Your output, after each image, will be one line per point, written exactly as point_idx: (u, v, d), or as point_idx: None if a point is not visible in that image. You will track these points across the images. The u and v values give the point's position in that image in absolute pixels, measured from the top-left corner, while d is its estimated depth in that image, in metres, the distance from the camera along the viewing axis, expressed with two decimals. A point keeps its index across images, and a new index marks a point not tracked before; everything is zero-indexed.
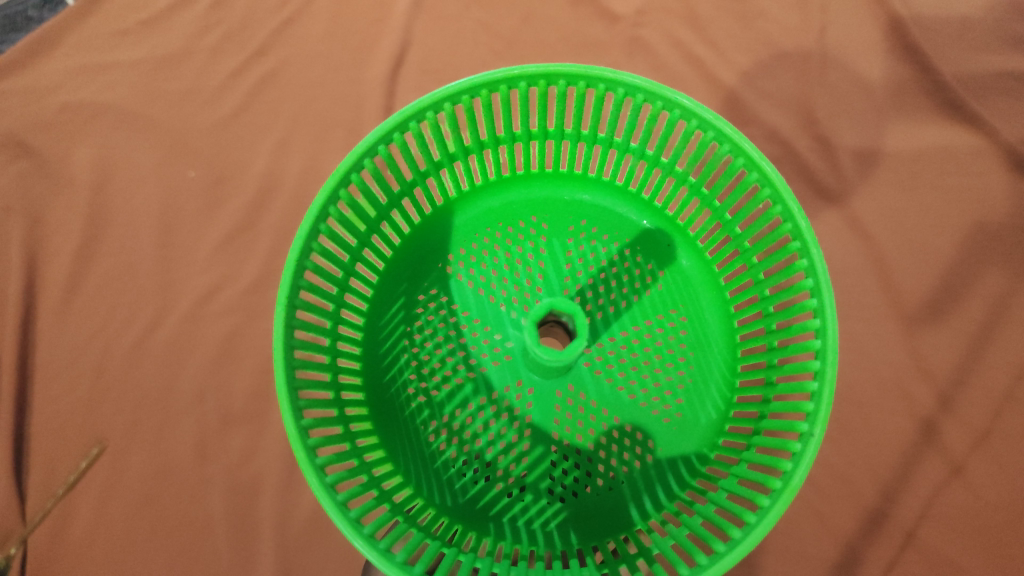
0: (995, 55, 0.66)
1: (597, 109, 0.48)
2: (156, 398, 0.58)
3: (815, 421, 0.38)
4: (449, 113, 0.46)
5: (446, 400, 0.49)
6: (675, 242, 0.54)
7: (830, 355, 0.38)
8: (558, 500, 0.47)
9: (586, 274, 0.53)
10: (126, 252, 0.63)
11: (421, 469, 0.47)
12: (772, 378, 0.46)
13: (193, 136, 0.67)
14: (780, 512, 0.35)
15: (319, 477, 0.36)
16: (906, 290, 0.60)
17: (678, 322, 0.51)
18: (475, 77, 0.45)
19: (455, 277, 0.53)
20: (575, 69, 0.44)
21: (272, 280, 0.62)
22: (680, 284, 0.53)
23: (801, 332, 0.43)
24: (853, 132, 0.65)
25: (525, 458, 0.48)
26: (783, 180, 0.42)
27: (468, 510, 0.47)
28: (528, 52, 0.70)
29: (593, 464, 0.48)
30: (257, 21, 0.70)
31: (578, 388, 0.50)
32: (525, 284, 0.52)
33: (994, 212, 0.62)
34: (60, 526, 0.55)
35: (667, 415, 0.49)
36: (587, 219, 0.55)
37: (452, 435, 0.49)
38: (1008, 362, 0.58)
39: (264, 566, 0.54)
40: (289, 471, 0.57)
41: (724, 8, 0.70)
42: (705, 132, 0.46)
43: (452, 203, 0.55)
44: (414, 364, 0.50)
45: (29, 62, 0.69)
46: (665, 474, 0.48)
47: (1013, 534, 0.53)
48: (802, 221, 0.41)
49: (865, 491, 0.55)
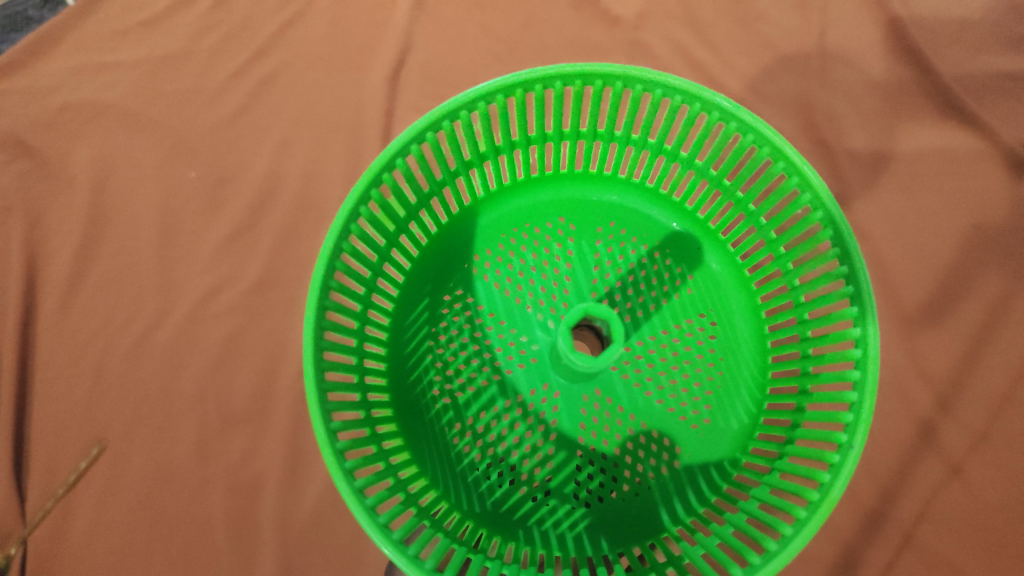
0: (994, 56, 0.66)
1: (633, 110, 0.48)
2: (156, 399, 0.58)
3: (855, 432, 0.38)
4: (482, 111, 0.47)
5: (472, 401, 0.49)
6: (705, 246, 0.54)
7: (871, 365, 0.39)
8: (583, 506, 0.47)
9: (614, 276, 0.53)
10: (127, 252, 0.63)
11: (446, 471, 0.48)
12: (806, 387, 0.47)
13: (194, 136, 0.67)
14: (818, 525, 0.36)
15: (348, 483, 0.36)
16: (905, 292, 0.60)
17: (708, 326, 0.52)
18: (509, 75, 0.45)
19: (480, 278, 0.53)
20: (613, 70, 0.44)
21: (272, 280, 0.62)
22: (710, 288, 0.53)
23: (838, 341, 0.43)
24: (854, 133, 0.65)
25: (551, 462, 0.48)
26: (825, 185, 0.42)
27: (494, 515, 0.47)
28: (531, 53, 0.70)
29: (619, 469, 0.48)
30: (257, 21, 0.70)
31: (606, 392, 0.50)
32: (552, 285, 0.53)
33: (993, 214, 0.62)
34: (59, 526, 0.55)
35: (695, 421, 0.49)
36: (615, 221, 0.55)
37: (477, 438, 0.49)
38: (1007, 363, 0.58)
39: (265, 567, 0.54)
40: (291, 469, 0.57)
41: (726, 10, 0.70)
42: (745, 135, 0.46)
43: (478, 204, 0.55)
44: (439, 365, 0.50)
45: (31, 62, 0.69)
46: (696, 477, 0.48)
47: (1011, 536, 0.53)
48: (843, 226, 0.41)
49: (865, 492, 0.55)
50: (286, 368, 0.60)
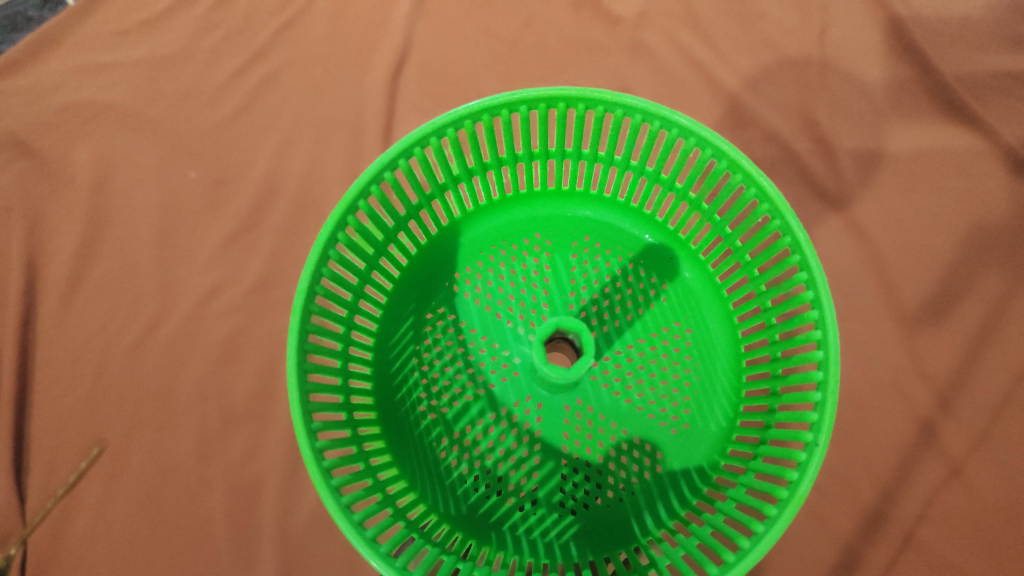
0: (996, 56, 0.66)
1: (597, 129, 0.48)
2: (157, 399, 0.58)
3: (820, 430, 0.38)
4: (452, 138, 0.47)
5: (454, 418, 0.49)
6: (678, 255, 0.54)
7: (833, 367, 0.39)
8: (570, 513, 0.47)
9: (591, 289, 0.53)
10: (127, 252, 0.63)
11: (434, 485, 0.48)
12: (777, 389, 0.46)
13: (194, 136, 0.67)
14: (787, 522, 0.36)
15: (335, 500, 0.37)
16: (905, 292, 0.60)
17: (684, 333, 0.52)
18: (477, 101, 0.45)
19: (461, 295, 0.53)
20: (574, 92, 0.45)
21: (272, 281, 0.62)
22: (684, 297, 0.53)
23: (805, 341, 0.43)
24: (853, 133, 0.65)
25: (536, 472, 0.48)
26: (782, 195, 0.42)
27: (480, 524, 0.47)
28: (529, 53, 0.70)
29: (603, 476, 0.48)
30: (257, 22, 0.70)
31: (587, 401, 0.50)
32: (530, 300, 0.53)
33: (994, 213, 0.62)
34: (60, 527, 0.55)
35: (675, 426, 0.49)
36: (590, 235, 0.55)
37: (463, 452, 0.49)
38: (1008, 364, 0.58)
39: (263, 567, 0.54)
40: (290, 471, 0.57)
41: (725, 10, 0.70)
42: (704, 149, 0.46)
43: (458, 222, 0.55)
44: (425, 382, 0.50)
45: (32, 63, 0.69)
46: (667, 492, 0.48)
47: (1012, 537, 0.53)
48: (801, 235, 0.42)
49: (865, 493, 0.55)
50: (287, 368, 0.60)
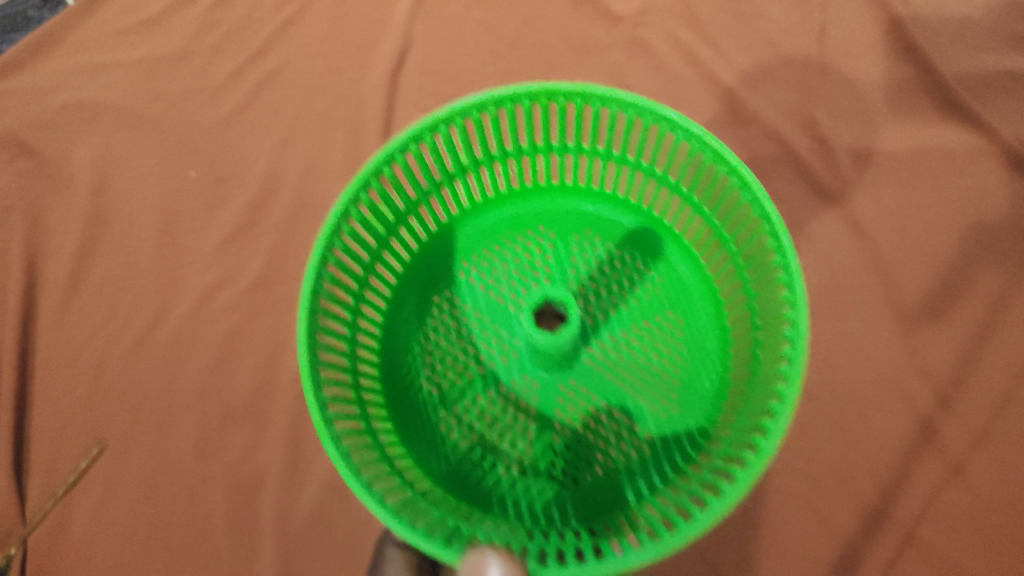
0: (995, 54, 0.66)
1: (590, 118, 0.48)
2: (157, 398, 0.58)
3: (787, 401, 0.37)
4: (457, 128, 0.47)
5: (456, 394, 0.50)
6: (672, 245, 0.53)
7: (803, 338, 0.38)
8: (558, 489, 0.47)
9: (588, 274, 0.53)
10: (127, 251, 0.63)
11: (432, 455, 0.48)
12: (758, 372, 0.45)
13: (194, 135, 0.67)
14: (750, 487, 0.34)
15: (335, 445, 0.37)
16: (905, 290, 0.60)
17: (675, 322, 0.51)
18: (482, 92, 0.45)
19: (465, 277, 0.53)
20: (569, 86, 0.45)
21: (271, 280, 0.62)
22: (676, 285, 0.52)
23: (780, 321, 0.42)
24: (853, 132, 0.65)
25: (530, 448, 0.48)
26: (755, 174, 0.41)
27: (471, 494, 0.47)
28: (528, 52, 0.70)
29: (593, 455, 0.48)
30: (257, 21, 0.70)
31: (581, 383, 0.49)
32: (530, 283, 0.53)
33: (994, 212, 0.62)
34: (60, 526, 0.55)
35: (665, 409, 0.48)
36: (588, 224, 0.55)
37: (462, 427, 0.49)
38: (1008, 362, 0.58)
39: (264, 565, 0.54)
40: (290, 469, 0.57)
41: (724, 9, 0.70)
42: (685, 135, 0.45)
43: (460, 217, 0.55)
44: (429, 360, 0.51)
45: (32, 63, 0.69)
46: (652, 471, 0.47)
47: (1012, 534, 0.53)
48: (773, 211, 0.40)
49: (866, 491, 0.55)
50: (286, 365, 0.59)
